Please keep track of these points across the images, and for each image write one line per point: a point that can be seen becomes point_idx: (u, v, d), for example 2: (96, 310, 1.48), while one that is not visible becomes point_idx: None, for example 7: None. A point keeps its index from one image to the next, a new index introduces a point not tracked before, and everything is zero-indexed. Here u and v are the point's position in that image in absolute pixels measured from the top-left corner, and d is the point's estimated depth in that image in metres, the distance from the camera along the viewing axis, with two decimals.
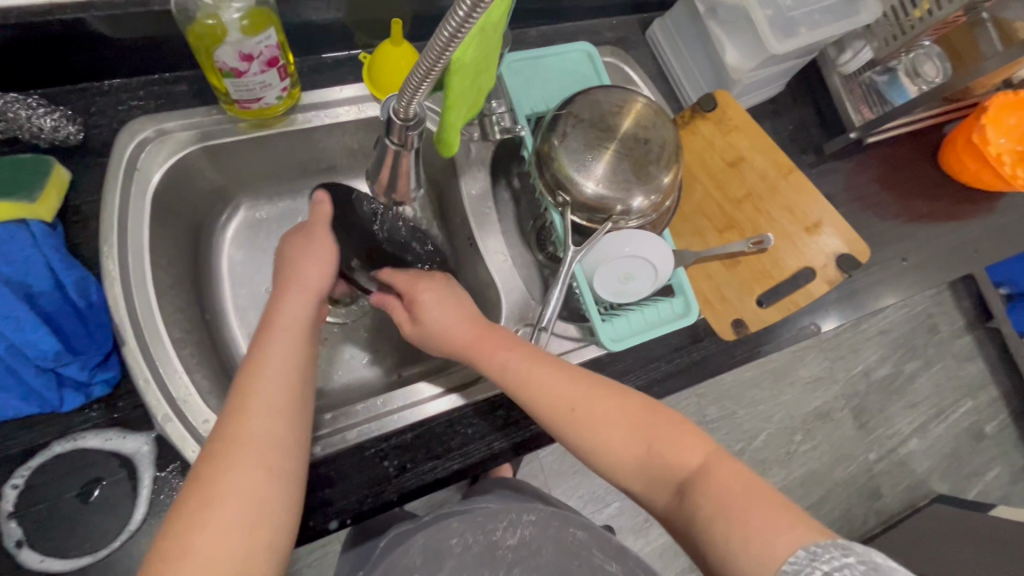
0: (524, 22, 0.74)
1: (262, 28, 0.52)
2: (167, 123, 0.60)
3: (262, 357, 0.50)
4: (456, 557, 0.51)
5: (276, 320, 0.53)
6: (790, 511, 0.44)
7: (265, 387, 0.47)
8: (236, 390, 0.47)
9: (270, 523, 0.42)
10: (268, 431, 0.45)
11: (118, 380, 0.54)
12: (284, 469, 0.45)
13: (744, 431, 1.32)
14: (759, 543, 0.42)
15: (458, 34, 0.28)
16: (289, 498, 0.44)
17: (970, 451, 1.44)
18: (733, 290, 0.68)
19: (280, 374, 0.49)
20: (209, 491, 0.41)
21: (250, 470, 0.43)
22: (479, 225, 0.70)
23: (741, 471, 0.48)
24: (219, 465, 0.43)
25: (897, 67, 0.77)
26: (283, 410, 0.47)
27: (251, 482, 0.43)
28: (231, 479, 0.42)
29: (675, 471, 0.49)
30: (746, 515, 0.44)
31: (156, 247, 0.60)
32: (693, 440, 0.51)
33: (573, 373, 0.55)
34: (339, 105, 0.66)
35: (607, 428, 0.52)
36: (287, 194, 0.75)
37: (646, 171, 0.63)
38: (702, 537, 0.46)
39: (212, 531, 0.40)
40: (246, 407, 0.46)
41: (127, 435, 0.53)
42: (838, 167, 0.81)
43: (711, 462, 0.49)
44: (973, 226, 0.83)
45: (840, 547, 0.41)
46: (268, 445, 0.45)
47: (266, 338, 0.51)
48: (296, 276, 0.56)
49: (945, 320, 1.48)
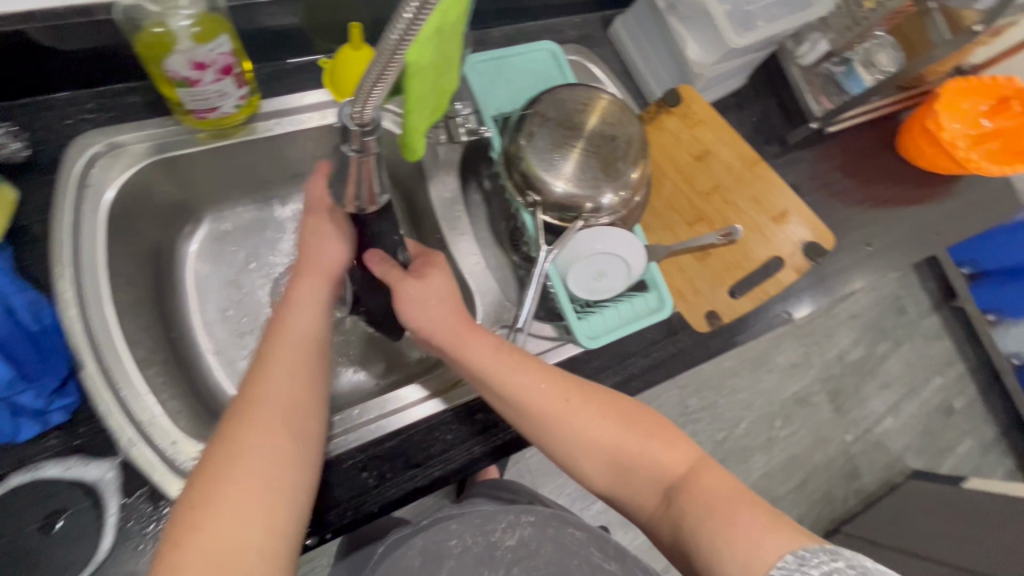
0: (487, 23, 0.73)
1: (214, 36, 0.50)
2: (119, 136, 0.58)
3: (282, 327, 0.51)
4: (454, 558, 0.52)
5: (293, 293, 0.53)
6: (776, 515, 0.45)
7: (284, 354, 0.49)
8: (260, 357, 0.49)
9: (289, 482, 0.43)
10: (287, 394, 0.47)
11: (78, 405, 0.52)
12: (302, 432, 0.46)
13: (726, 420, 1.34)
14: (746, 544, 0.43)
15: (406, 38, 0.27)
16: (307, 459, 0.45)
17: (942, 427, 1.48)
18: (706, 282, 0.69)
19: (299, 343, 0.50)
20: (231, 449, 0.43)
21: (271, 429, 0.44)
22: (449, 228, 0.70)
23: (726, 477, 0.49)
24: (241, 424, 0.44)
25: (852, 57, 0.78)
26: (302, 375, 0.48)
27: (272, 441, 0.44)
28: (252, 438, 0.43)
29: (664, 474, 0.51)
30: (734, 515, 0.45)
31: (113, 265, 0.57)
32: (681, 445, 0.52)
33: (563, 375, 0.54)
34: (301, 112, 0.65)
35: (599, 431, 0.52)
36: (253, 204, 0.73)
37: (614, 168, 0.63)
38: (690, 540, 0.46)
39: (234, 488, 0.41)
40: (267, 372, 0.47)
41: (90, 463, 0.51)
42: (802, 157, 0.83)
43: (699, 467, 0.50)
44: (933, 209, 0.86)
45: (828, 551, 0.41)
46: (286, 408, 0.46)
47: (286, 322, 0.51)
48: (310, 257, 0.53)
49: (912, 301, 1.53)
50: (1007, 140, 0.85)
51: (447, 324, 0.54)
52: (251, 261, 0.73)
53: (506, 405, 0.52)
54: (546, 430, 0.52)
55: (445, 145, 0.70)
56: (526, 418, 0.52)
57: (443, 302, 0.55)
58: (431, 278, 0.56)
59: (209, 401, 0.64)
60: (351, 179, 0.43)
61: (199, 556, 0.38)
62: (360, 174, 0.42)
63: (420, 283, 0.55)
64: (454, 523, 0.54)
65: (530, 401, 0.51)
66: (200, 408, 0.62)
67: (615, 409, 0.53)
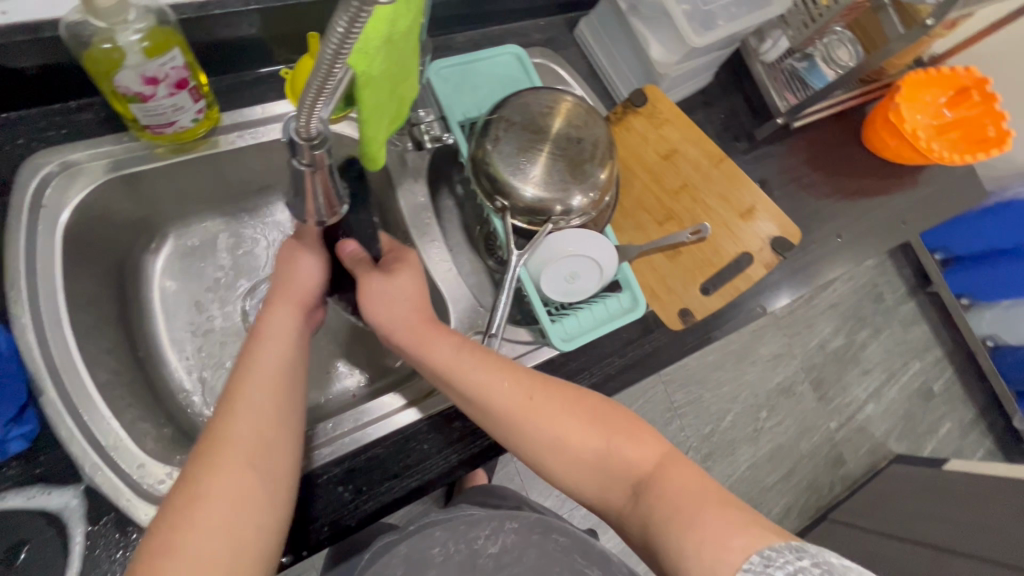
0: (451, 28, 0.73)
1: (166, 50, 0.49)
2: (72, 155, 0.56)
3: (255, 355, 0.49)
4: (437, 568, 0.49)
5: (267, 320, 0.52)
6: (744, 515, 0.45)
7: (256, 387, 0.47)
8: (231, 388, 0.47)
9: (258, 524, 0.42)
10: (259, 431, 0.45)
11: (37, 433, 0.50)
12: (273, 471, 0.44)
13: (712, 414, 1.35)
14: (713, 545, 0.43)
15: (342, 53, 0.26)
16: (276, 499, 0.44)
17: (922, 411, 1.51)
18: (678, 280, 0.70)
19: (272, 374, 0.48)
20: (198, 489, 0.41)
21: (240, 467, 0.42)
22: (419, 235, 0.69)
23: (694, 474, 0.49)
24: (207, 463, 0.42)
25: (814, 52, 0.79)
26: (276, 409, 0.46)
27: (241, 480, 0.42)
28: (220, 478, 0.41)
29: (632, 470, 0.51)
30: (701, 515, 0.45)
31: (72, 288, 0.56)
32: (649, 440, 0.52)
33: (526, 372, 0.54)
34: (261, 124, 0.64)
35: (566, 429, 0.52)
36: (220, 218, 0.72)
37: (582, 170, 0.63)
38: (658, 537, 0.47)
39: (201, 530, 0.39)
40: (237, 405, 0.45)
41: (52, 491, 0.49)
42: (770, 152, 0.84)
43: (666, 463, 0.50)
44: (901, 199, 0.87)
45: (794, 549, 0.41)
46: (256, 445, 0.44)
47: (257, 344, 0.50)
48: (287, 281, 0.54)
49: (889, 288, 1.56)
50: (967, 130, 0.88)
51: (407, 322, 0.55)
52: (219, 277, 0.72)
53: (469, 403, 0.53)
54: (510, 428, 0.52)
55: (413, 152, 0.69)
56: (489, 417, 0.52)
57: (405, 299, 0.56)
58: (398, 275, 0.56)
59: (180, 420, 0.63)
60: (306, 194, 0.41)
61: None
62: (315, 187, 0.41)
63: (387, 280, 0.56)
64: (438, 529, 0.52)
65: (493, 399, 0.51)
66: (170, 428, 0.60)
67: (579, 405, 0.53)
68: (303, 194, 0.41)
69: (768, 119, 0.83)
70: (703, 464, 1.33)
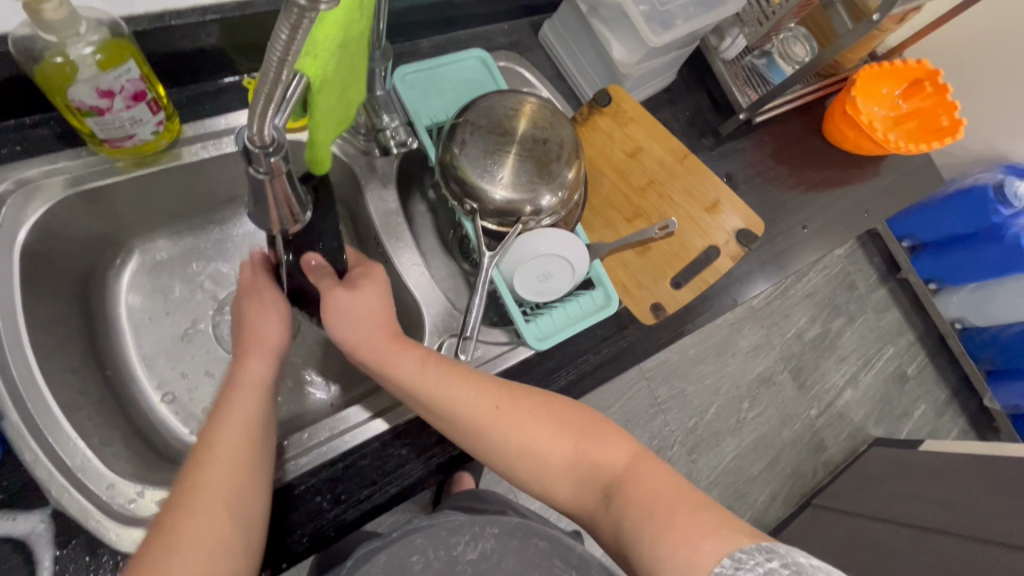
0: (415, 33, 0.73)
1: (120, 61, 0.48)
2: (29, 172, 0.55)
3: (226, 411, 0.49)
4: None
5: (240, 374, 0.52)
6: (716, 516, 0.45)
7: (228, 444, 0.46)
8: (200, 443, 0.47)
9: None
10: (230, 480, 0.45)
11: (1, 458, 0.49)
12: (246, 520, 0.44)
13: (696, 407, 1.37)
14: (686, 546, 0.44)
15: (289, 60, 0.27)
16: (244, 550, 0.43)
17: (898, 394, 1.55)
18: (648, 276, 0.71)
19: (243, 426, 0.48)
20: (163, 550, 0.40)
21: (212, 522, 0.42)
22: (391, 240, 0.69)
23: (663, 473, 0.50)
24: (178, 515, 0.42)
25: (771, 49, 0.82)
26: (248, 461, 0.46)
27: (212, 538, 0.42)
28: (188, 537, 0.41)
29: (603, 473, 0.51)
30: (673, 518, 0.46)
31: (34, 307, 0.55)
32: (620, 443, 0.53)
33: (493, 383, 0.54)
34: (226, 134, 0.63)
35: (536, 441, 0.52)
36: (187, 232, 0.71)
37: (549, 170, 0.64)
38: (631, 540, 0.48)
39: None
40: (205, 466, 0.45)
41: (18, 516, 0.48)
42: (736, 148, 0.86)
43: (636, 463, 0.51)
44: (863, 188, 0.90)
45: (764, 551, 0.42)
46: (228, 497, 0.44)
47: (228, 395, 0.50)
48: (253, 336, 0.54)
49: (861, 277, 1.60)
50: (923, 119, 0.91)
51: (370, 339, 0.55)
52: (190, 288, 0.71)
53: (434, 415, 0.53)
54: (479, 439, 0.52)
55: (380, 159, 0.69)
56: (458, 430, 0.53)
57: (370, 317, 0.55)
58: (362, 291, 0.56)
59: (153, 438, 0.62)
60: (266, 203, 0.42)
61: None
62: (273, 194, 0.40)
63: (351, 297, 0.55)
64: (420, 536, 0.50)
65: (460, 411, 0.52)
66: (142, 447, 0.59)
67: (548, 412, 0.54)
68: (263, 203, 0.41)
69: (731, 114, 0.85)
70: (688, 458, 1.34)
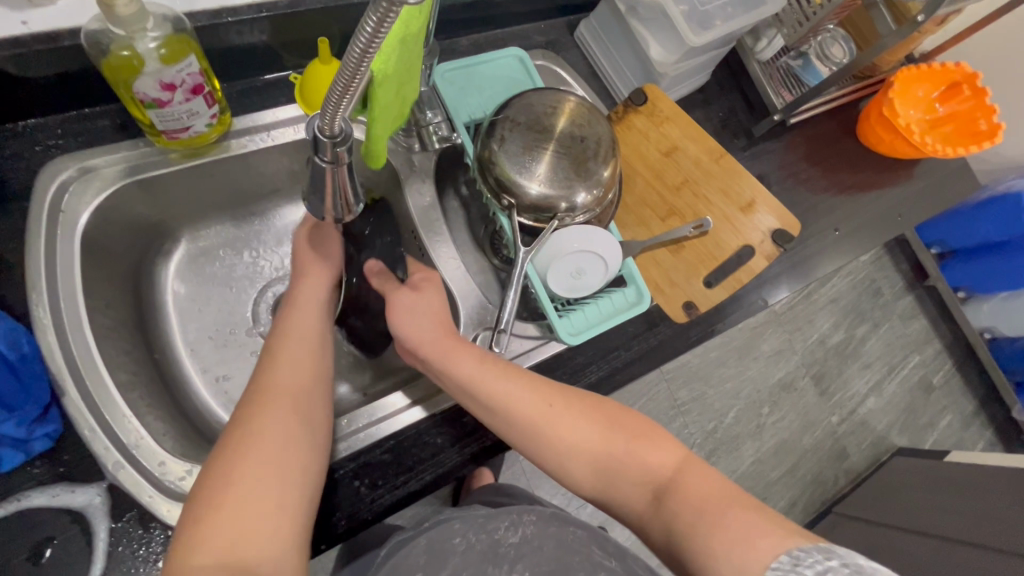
0: (455, 32, 0.75)
1: (182, 56, 0.51)
2: (90, 161, 0.58)
3: (289, 324, 0.56)
4: (459, 556, 0.49)
5: (296, 299, 0.59)
6: (769, 517, 0.46)
7: (293, 349, 0.53)
8: (267, 356, 0.53)
9: (302, 463, 0.46)
10: (295, 382, 0.50)
11: (61, 432, 0.51)
12: (312, 417, 0.49)
13: (716, 410, 1.36)
14: (742, 544, 0.44)
15: (369, 51, 0.28)
16: (318, 428, 0.49)
17: (924, 404, 1.53)
18: (681, 274, 0.71)
19: (304, 336, 0.55)
20: (251, 424, 0.46)
21: (282, 413, 0.47)
22: (428, 234, 0.71)
23: (713, 475, 0.51)
24: (255, 410, 0.47)
25: (808, 51, 0.82)
26: (308, 371, 0.52)
27: (290, 416, 0.47)
28: (271, 414, 0.47)
29: (653, 475, 0.52)
30: (724, 515, 0.47)
31: (91, 289, 0.57)
32: (668, 446, 0.54)
33: (545, 382, 0.56)
34: (274, 128, 0.65)
35: (587, 438, 0.54)
36: (230, 222, 0.73)
37: (586, 167, 0.64)
38: (682, 538, 0.48)
39: (257, 452, 0.44)
40: (276, 364, 0.51)
41: (76, 489, 0.50)
42: (769, 149, 0.86)
43: (685, 466, 0.52)
44: (896, 192, 0.89)
45: (822, 550, 0.42)
46: (294, 396, 0.49)
47: (289, 313, 0.57)
48: (308, 266, 0.61)
49: (887, 283, 1.58)
50: (960, 123, 0.89)
51: (433, 338, 0.58)
52: (233, 278, 0.73)
53: (490, 412, 0.55)
54: (532, 436, 0.54)
55: (419, 154, 0.71)
56: (512, 426, 0.54)
57: (431, 318, 0.60)
58: (425, 293, 0.62)
59: (197, 421, 0.64)
60: (323, 191, 0.43)
61: (220, 525, 0.40)
62: (335, 185, 0.42)
63: (415, 295, 0.62)
64: (457, 521, 0.52)
65: (517, 408, 0.54)
66: (188, 429, 0.62)
67: (598, 412, 0.56)
68: (321, 192, 0.43)
69: (765, 115, 0.85)
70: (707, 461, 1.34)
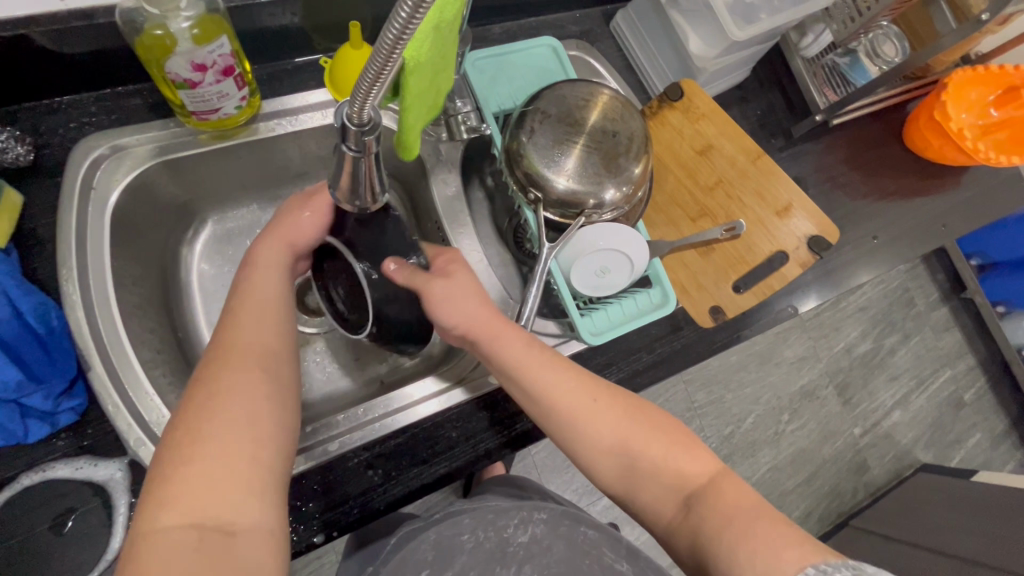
0: (488, 19, 0.73)
1: (214, 37, 0.50)
2: (123, 139, 0.58)
3: (249, 285, 0.52)
4: (467, 554, 0.49)
5: (256, 260, 0.54)
6: (797, 529, 0.45)
7: (256, 311, 0.49)
8: (228, 317, 0.49)
9: (275, 418, 0.44)
10: (260, 343, 0.47)
11: (86, 407, 0.52)
12: (280, 372, 0.46)
13: (733, 415, 1.33)
14: (767, 552, 0.43)
15: (403, 38, 0.27)
16: (285, 388, 0.46)
17: (952, 419, 1.47)
18: (710, 278, 0.69)
19: (267, 298, 0.51)
20: (215, 384, 0.43)
21: (249, 373, 0.44)
22: (451, 225, 0.70)
23: (747, 488, 0.49)
24: (218, 368, 0.44)
25: (857, 48, 0.78)
26: (273, 330, 0.49)
27: (256, 375, 0.44)
28: (234, 375, 0.44)
29: (686, 482, 0.51)
30: (755, 524, 0.45)
31: (119, 267, 0.58)
32: (705, 455, 0.52)
33: (591, 377, 0.55)
34: (303, 112, 0.65)
35: (628, 436, 0.52)
36: (256, 205, 0.73)
37: (616, 163, 0.62)
38: (706, 546, 0.47)
39: (224, 410, 0.41)
40: (238, 324, 0.48)
41: (99, 463, 0.51)
42: (808, 150, 0.82)
43: (721, 479, 0.50)
44: (941, 201, 0.84)
45: (850, 567, 0.41)
46: (262, 356, 0.46)
47: (252, 272, 0.53)
48: (273, 226, 0.56)
49: (921, 293, 1.52)
50: (1014, 130, 0.84)
51: (481, 322, 0.55)
52: None
53: (533, 398, 0.54)
54: (569, 426, 0.53)
55: (446, 143, 0.69)
56: (549, 413, 0.53)
57: (470, 298, 0.56)
58: (457, 276, 0.57)
59: None
60: (344, 179, 0.43)
61: (194, 480, 0.38)
62: (358, 174, 0.42)
63: (446, 281, 0.56)
64: (467, 517, 0.51)
65: (560, 395, 0.52)
66: None
67: (640, 413, 0.54)
68: (345, 179, 0.42)
69: (807, 115, 0.81)
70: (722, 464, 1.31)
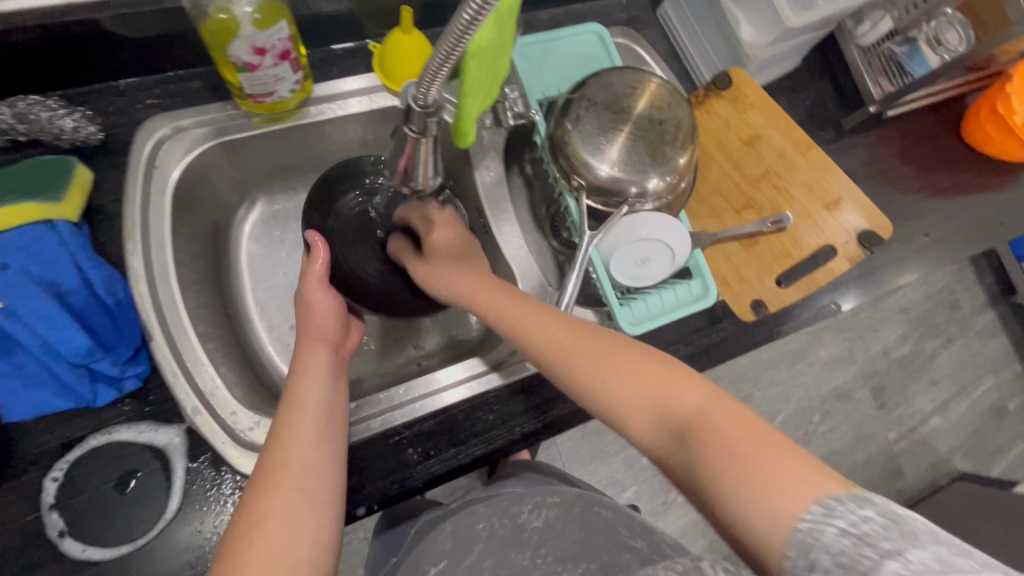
0: (535, 5, 0.73)
1: (274, 21, 0.52)
2: (183, 120, 0.60)
3: (291, 395, 0.50)
4: (482, 542, 0.51)
5: (301, 365, 0.54)
6: (804, 457, 0.36)
7: (300, 425, 0.47)
8: (275, 429, 0.47)
9: (310, 544, 0.40)
10: (304, 461, 0.44)
11: (148, 374, 0.55)
12: (319, 491, 0.43)
13: (763, 413, 1.31)
14: (770, 492, 0.34)
15: (475, 21, 0.28)
16: (328, 512, 0.42)
17: (994, 429, 1.42)
18: (753, 271, 0.68)
19: (314, 408, 0.49)
20: (254, 512, 0.40)
21: (288, 496, 0.41)
22: (494, 211, 0.71)
23: (743, 413, 0.40)
24: (261, 496, 0.41)
25: (919, 36, 0.74)
26: (317, 441, 0.46)
27: (296, 504, 0.41)
28: (276, 505, 0.40)
29: (673, 415, 0.42)
30: (752, 457, 0.36)
31: (177, 243, 0.61)
32: (692, 381, 0.43)
33: (565, 320, 0.51)
34: (349, 96, 0.66)
35: (591, 370, 0.46)
36: (304, 187, 0.75)
37: (661, 152, 0.62)
38: (703, 488, 0.38)
39: (261, 547, 0.38)
40: (279, 442, 0.45)
41: (160, 428, 0.54)
42: (859, 142, 0.80)
43: (713, 405, 0.41)
44: (999, 199, 0.81)
45: (856, 497, 0.33)
46: (303, 475, 0.43)
47: (295, 380, 0.52)
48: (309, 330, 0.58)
49: (967, 297, 1.47)
50: None
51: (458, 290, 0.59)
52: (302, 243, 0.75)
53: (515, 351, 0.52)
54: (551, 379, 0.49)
55: (490, 128, 0.70)
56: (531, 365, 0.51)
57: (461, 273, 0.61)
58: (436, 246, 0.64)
59: (264, 375, 0.67)
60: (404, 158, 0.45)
61: None
62: (416, 156, 0.43)
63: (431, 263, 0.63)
64: (482, 506, 0.54)
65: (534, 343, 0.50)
66: (256, 383, 0.64)
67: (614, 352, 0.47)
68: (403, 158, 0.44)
69: (860, 107, 0.78)
70: None
